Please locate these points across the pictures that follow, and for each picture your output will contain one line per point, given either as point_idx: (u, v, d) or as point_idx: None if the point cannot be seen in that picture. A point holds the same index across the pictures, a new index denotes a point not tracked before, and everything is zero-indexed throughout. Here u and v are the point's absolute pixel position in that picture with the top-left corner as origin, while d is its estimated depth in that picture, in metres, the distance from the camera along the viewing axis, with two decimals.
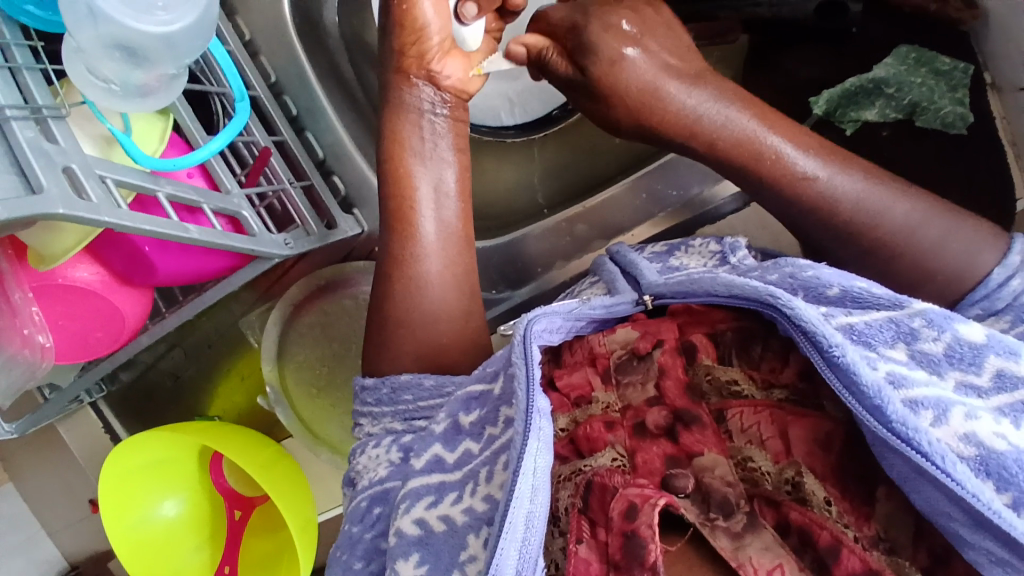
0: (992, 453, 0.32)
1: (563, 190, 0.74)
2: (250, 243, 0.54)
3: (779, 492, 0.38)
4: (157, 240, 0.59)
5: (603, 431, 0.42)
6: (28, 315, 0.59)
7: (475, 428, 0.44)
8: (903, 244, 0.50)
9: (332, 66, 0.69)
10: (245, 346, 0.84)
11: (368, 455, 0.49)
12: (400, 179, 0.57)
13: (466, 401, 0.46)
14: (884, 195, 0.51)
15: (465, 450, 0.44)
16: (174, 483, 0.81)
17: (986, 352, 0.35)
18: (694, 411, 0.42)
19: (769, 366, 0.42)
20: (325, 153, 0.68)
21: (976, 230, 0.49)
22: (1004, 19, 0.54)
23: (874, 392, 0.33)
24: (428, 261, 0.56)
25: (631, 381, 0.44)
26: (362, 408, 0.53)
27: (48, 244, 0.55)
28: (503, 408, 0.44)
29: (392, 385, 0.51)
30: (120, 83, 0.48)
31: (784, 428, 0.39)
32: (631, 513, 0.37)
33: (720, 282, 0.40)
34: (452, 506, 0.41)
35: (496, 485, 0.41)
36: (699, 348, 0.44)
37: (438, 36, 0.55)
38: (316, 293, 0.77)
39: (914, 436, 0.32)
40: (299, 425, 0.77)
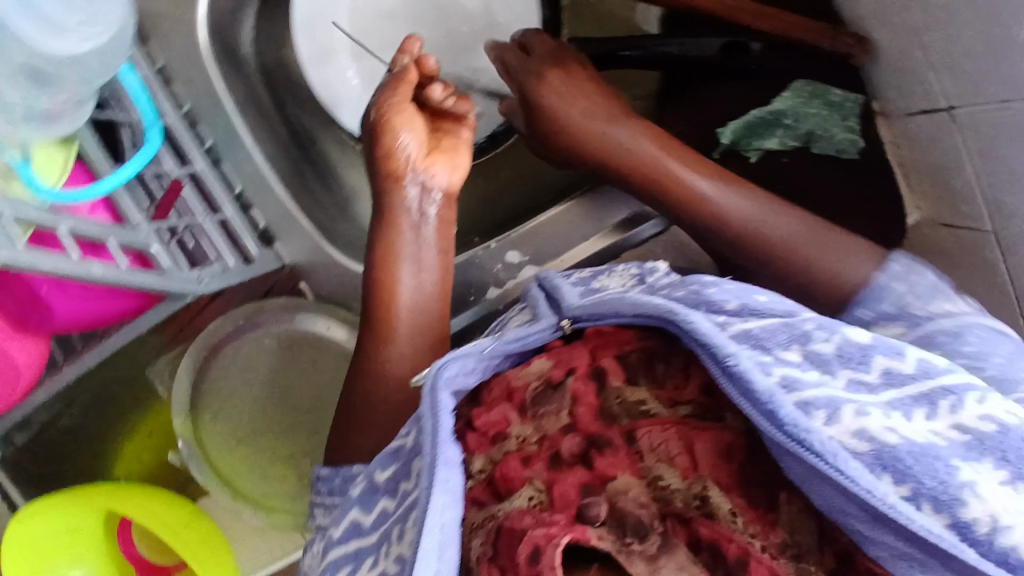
0: (885, 447, 0.33)
1: (494, 219, 0.74)
2: (164, 282, 0.52)
3: (688, 507, 0.39)
4: (52, 282, 0.56)
5: (520, 468, 0.40)
6: None
7: (390, 485, 0.42)
8: (808, 253, 0.56)
9: (251, 92, 0.66)
10: (154, 396, 0.77)
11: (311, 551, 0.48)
12: (376, 278, 0.56)
13: (384, 458, 0.43)
14: (763, 214, 0.57)
15: (382, 510, 0.41)
16: None
17: (873, 352, 0.37)
18: (607, 435, 0.41)
19: (672, 383, 0.43)
20: (243, 185, 0.67)
21: (856, 252, 0.55)
22: (893, 50, 0.56)
23: (767, 396, 0.34)
24: (400, 326, 0.56)
25: (547, 411, 0.42)
26: (318, 499, 0.51)
27: None
28: (416, 460, 0.40)
29: (344, 476, 0.49)
30: (24, 108, 0.46)
31: (690, 443, 0.40)
32: (536, 556, 0.34)
33: (625, 303, 0.41)
34: (368, 571, 0.39)
35: (406, 545, 0.37)
36: (608, 372, 0.43)
37: (417, 152, 0.57)
38: (233, 333, 0.72)
39: (806, 437, 0.33)
40: (213, 478, 0.72)
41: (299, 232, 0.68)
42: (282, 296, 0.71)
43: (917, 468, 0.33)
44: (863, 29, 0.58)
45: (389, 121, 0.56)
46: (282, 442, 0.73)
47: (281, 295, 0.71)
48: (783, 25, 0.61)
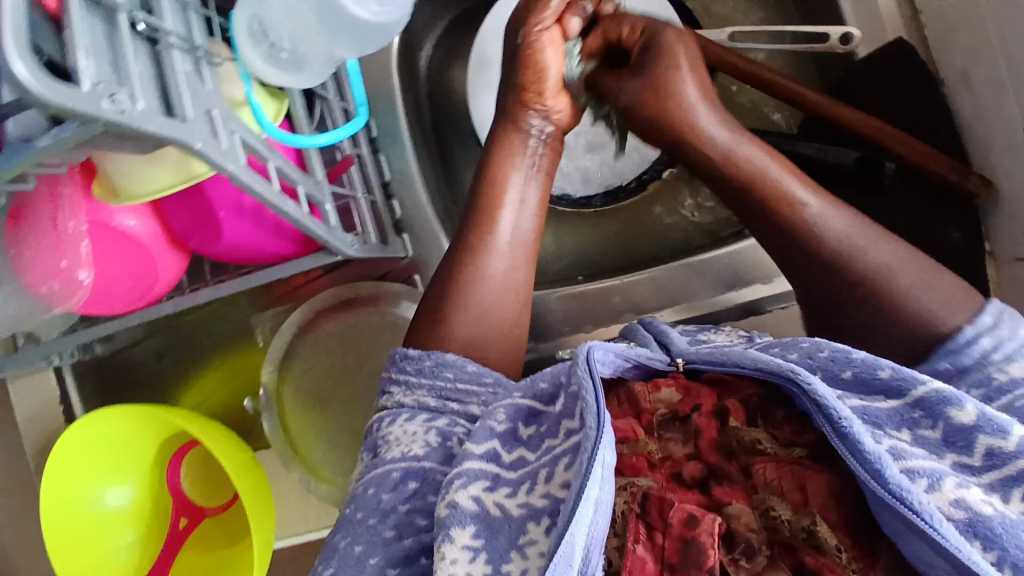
0: (980, 516, 0.37)
1: (596, 264, 0.80)
2: (328, 234, 0.58)
3: (795, 537, 0.42)
4: (233, 208, 0.59)
5: (645, 465, 0.46)
6: (75, 246, 0.56)
7: (533, 440, 0.48)
8: (903, 278, 0.51)
9: (416, 102, 0.77)
10: (240, 344, 0.81)
11: (403, 428, 0.52)
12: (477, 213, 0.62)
13: (524, 413, 0.49)
14: (867, 239, 0.52)
15: (521, 456, 0.47)
16: (126, 468, 0.75)
17: (976, 432, 0.41)
18: (726, 467, 0.45)
19: (789, 428, 0.46)
20: (392, 176, 0.73)
21: (956, 296, 0.50)
22: (1016, 200, 0.60)
23: (875, 458, 0.38)
24: (495, 259, 0.61)
25: (672, 437, 0.47)
26: (402, 376, 0.56)
27: (130, 180, 0.52)
28: (565, 421, 0.47)
29: (438, 360, 0.55)
30: (288, 52, 0.50)
31: (803, 482, 0.43)
32: (691, 521, 0.42)
33: (749, 357, 0.45)
34: (506, 498, 0.45)
35: (556, 485, 0.44)
36: (731, 411, 0.47)
37: (554, 79, 0.62)
38: (341, 306, 0.76)
39: (908, 496, 0.37)
40: (282, 436, 0.75)
41: (427, 228, 0.74)
42: (395, 283, 0.75)
43: (1005, 538, 0.37)
44: (990, 174, 0.62)
45: (533, 37, 0.61)
46: (357, 417, 0.75)
47: (394, 283, 0.75)
48: (913, 151, 0.63)
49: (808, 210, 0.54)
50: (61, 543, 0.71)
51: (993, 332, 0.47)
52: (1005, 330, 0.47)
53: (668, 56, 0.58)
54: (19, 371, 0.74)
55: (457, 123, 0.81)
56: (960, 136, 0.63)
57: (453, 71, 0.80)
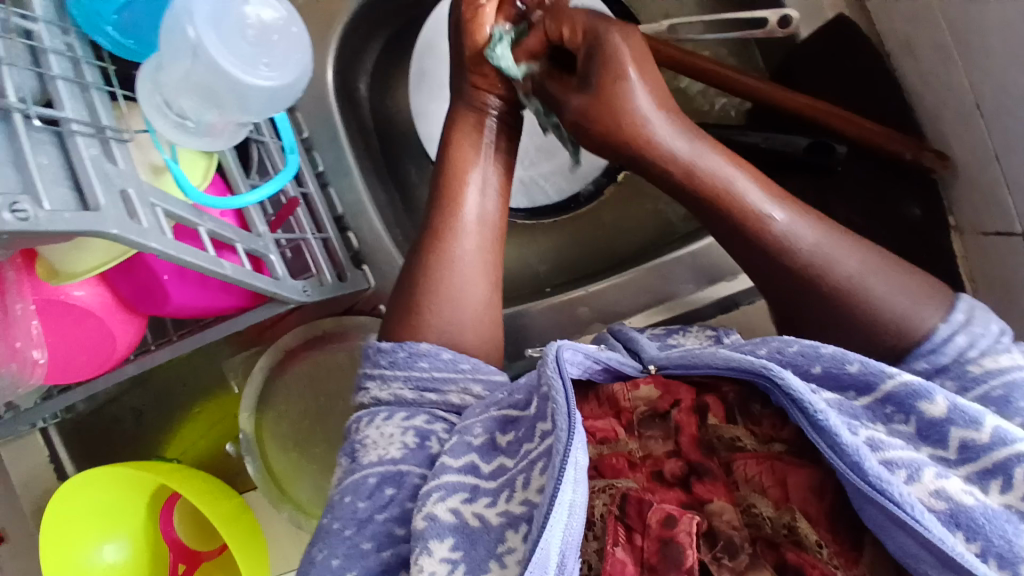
0: (961, 506, 0.35)
1: (564, 273, 0.79)
2: (275, 287, 0.57)
3: (778, 534, 0.41)
4: (177, 269, 0.58)
5: (626, 465, 0.46)
6: (25, 327, 0.56)
7: (511, 446, 0.47)
8: (877, 283, 0.48)
9: (360, 129, 0.75)
10: (218, 390, 0.81)
11: (379, 429, 0.51)
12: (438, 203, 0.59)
13: (501, 422, 0.48)
14: (833, 247, 0.49)
15: (501, 464, 0.46)
16: (120, 525, 0.76)
17: (947, 426, 0.38)
18: (708, 464, 0.45)
19: (769, 423, 0.44)
20: (344, 210, 0.72)
21: (922, 295, 0.48)
22: (973, 170, 0.56)
23: (853, 450, 0.36)
24: (465, 239, 0.58)
25: (653, 435, 0.46)
26: (377, 370, 0.54)
27: (69, 260, 0.53)
28: (540, 424, 0.45)
29: (410, 351, 0.54)
30: (193, 120, 0.50)
31: (784, 478, 0.42)
32: (670, 522, 0.41)
33: (719, 357, 0.43)
34: (485, 507, 0.44)
35: (533, 490, 0.43)
36: (711, 407, 0.46)
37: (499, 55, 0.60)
38: (311, 343, 0.76)
39: (887, 486, 0.35)
40: (266, 477, 0.76)
41: (385, 257, 0.73)
42: (360, 315, 0.75)
43: (989, 527, 0.34)
44: (945, 148, 0.58)
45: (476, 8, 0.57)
46: (334, 453, 0.76)
47: (359, 315, 0.75)
48: (865, 133, 0.61)
49: (776, 225, 0.49)
50: None
51: (967, 328, 0.46)
52: (978, 325, 0.46)
53: (610, 77, 0.52)
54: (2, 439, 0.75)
55: (407, 144, 0.80)
56: (911, 110, 0.61)
57: (396, 93, 0.79)
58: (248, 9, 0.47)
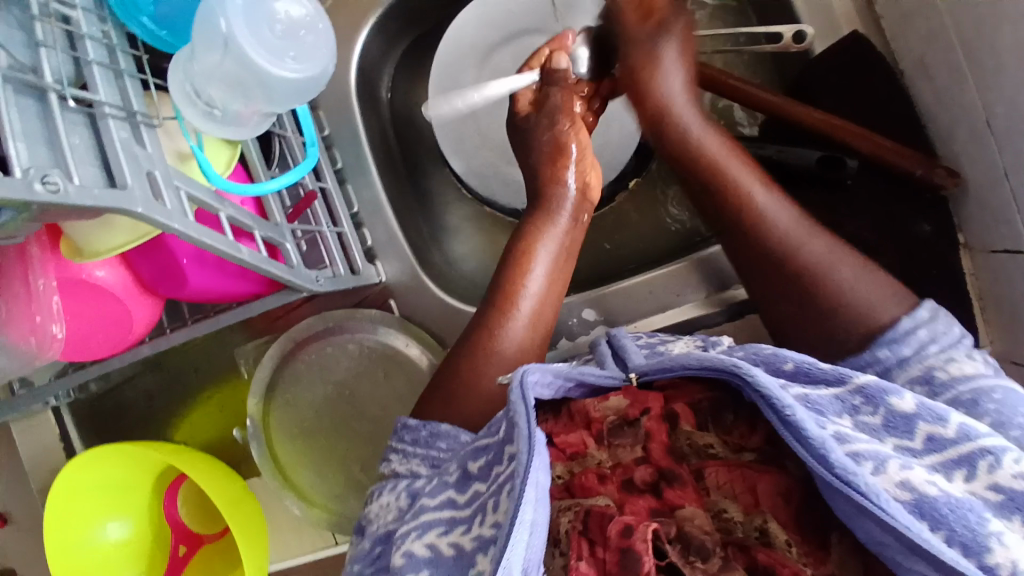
0: (924, 497, 0.36)
1: (572, 276, 0.79)
2: (289, 274, 0.58)
3: (748, 537, 0.41)
4: (195, 254, 0.59)
5: (597, 483, 0.45)
6: (46, 302, 0.58)
7: (482, 472, 0.46)
8: (842, 273, 0.54)
9: (380, 128, 0.77)
10: (228, 377, 0.82)
11: (383, 500, 0.52)
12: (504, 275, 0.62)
13: (475, 451, 0.47)
14: (799, 232, 0.57)
15: (475, 491, 0.45)
16: (129, 500, 0.78)
17: (916, 420, 0.40)
18: (677, 469, 0.45)
19: (738, 432, 0.44)
20: (360, 207, 0.74)
21: (883, 292, 0.53)
22: (985, 190, 0.57)
23: (820, 443, 0.36)
24: (524, 304, 0.61)
25: (621, 443, 0.46)
26: (400, 445, 0.55)
27: (93, 239, 0.54)
28: (506, 448, 0.44)
29: (432, 431, 0.55)
30: (220, 110, 0.51)
31: (754, 484, 0.43)
32: (627, 531, 0.41)
33: (692, 358, 0.43)
34: (460, 536, 0.43)
35: (501, 513, 0.41)
36: (680, 415, 0.46)
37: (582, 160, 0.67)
38: (320, 334, 0.77)
39: (854, 478, 0.35)
40: (271, 463, 0.77)
41: (398, 253, 0.74)
42: (371, 308, 0.76)
43: (951, 518, 0.35)
44: (956, 164, 0.60)
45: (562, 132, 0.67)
46: (339, 443, 0.77)
47: (370, 307, 0.76)
48: (879, 148, 0.62)
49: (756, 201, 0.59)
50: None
51: (928, 324, 0.50)
52: (938, 323, 0.51)
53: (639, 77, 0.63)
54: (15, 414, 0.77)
55: (423, 145, 0.82)
56: (924, 128, 0.62)
57: (416, 94, 0.81)
58: (279, 5, 0.49)
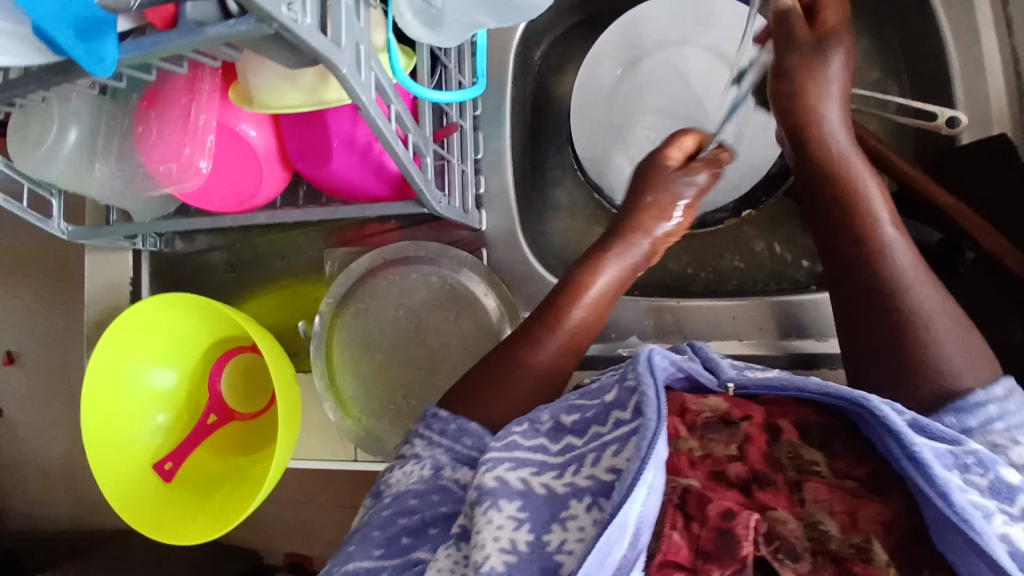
0: (1022, 552, 0.39)
1: (656, 284, 0.81)
2: (422, 185, 0.61)
3: (843, 551, 0.42)
4: (345, 140, 0.63)
5: (686, 465, 0.48)
6: (201, 137, 0.61)
7: (578, 427, 0.51)
8: (944, 326, 0.52)
9: (523, 91, 0.81)
10: (307, 274, 0.86)
11: (405, 472, 0.56)
12: (574, 279, 0.66)
13: (568, 407, 0.53)
14: (912, 276, 0.55)
15: (568, 443, 0.50)
16: (182, 353, 0.82)
17: (1019, 492, 0.42)
18: (772, 476, 0.46)
19: (845, 461, 0.46)
20: (484, 155, 0.77)
21: (976, 355, 0.51)
22: None
23: (944, 482, 0.40)
24: (577, 311, 0.64)
25: (715, 437, 0.48)
26: (427, 432, 0.58)
27: (271, 93, 0.58)
28: (615, 411, 0.50)
29: (461, 425, 0.57)
30: (435, 9, 0.56)
31: (854, 509, 0.44)
32: (728, 514, 0.43)
33: (812, 384, 0.47)
34: (553, 479, 0.47)
35: (603, 468, 0.47)
36: (783, 430, 0.48)
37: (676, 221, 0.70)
38: (411, 260, 0.79)
39: (973, 520, 0.39)
40: (324, 363, 0.80)
41: (504, 208, 0.77)
42: (464, 252, 0.77)
43: None
44: None
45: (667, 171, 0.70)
46: (392, 366, 0.79)
47: (463, 251, 0.77)
48: (997, 245, 0.63)
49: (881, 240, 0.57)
50: (98, 409, 0.75)
51: (1000, 401, 0.48)
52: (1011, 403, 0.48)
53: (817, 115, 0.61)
54: (104, 243, 0.81)
55: (554, 120, 0.85)
56: None
57: (563, 73, 0.85)
58: None
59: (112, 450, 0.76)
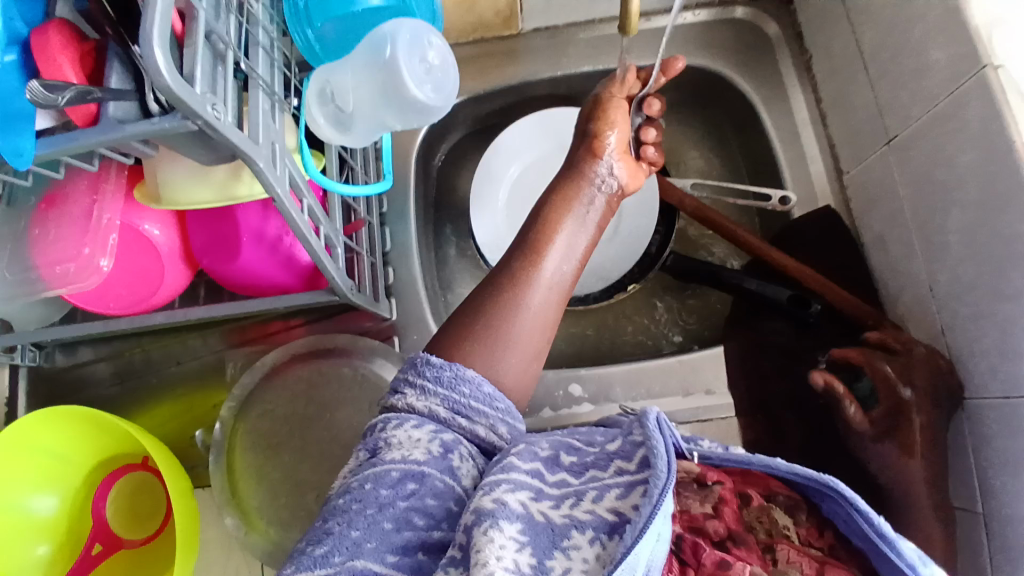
0: None
1: (561, 359, 0.86)
2: (334, 274, 0.63)
3: None
4: (254, 234, 0.65)
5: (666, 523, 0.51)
6: (103, 237, 0.60)
7: (574, 467, 0.51)
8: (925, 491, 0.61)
9: (424, 191, 0.88)
10: (208, 377, 0.83)
11: (407, 433, 0.52)
12: (535, 236, 0.65)
13: (567, 446, 0.53)
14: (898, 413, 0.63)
15: (563, 478, 0.50)
16: (65, 475, 0.74)
17: None
18: (745, 535, 0.50)
19: (807, 527, 0.50)
20: (392, 248, 0.81)
21: None
22: None
23: (896, 543, 0.43)
24: (539, 289, 0.62)
25: (693, 496, 0.52)
26: (418, 379, 0.55)
27: (177, 190, 0.59)
28: (617, 460, 0.50)
29: (456, 375, 0.55)
30: (344, 112, 0.61)
31: (821, 567, 0.47)
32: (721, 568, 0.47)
33: (779, 463, 0.46)
34: (549, 508, 0.47)
35: (607, 507, 0.46)
36: (752, 496, 0.52)
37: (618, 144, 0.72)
38: (318, 355, 0.78)
39: None
40: (224, 473, 0.75)
41: (413, 296, 0.81)
42: (373, 341, 0.77)
43: None
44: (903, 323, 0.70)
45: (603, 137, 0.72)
46: (302, 468, 0.75)
47: (372, 340, 0.77)
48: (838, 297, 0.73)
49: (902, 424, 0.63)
50: None
51: None
52: None
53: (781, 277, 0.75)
54: None
55: (454, 217, 0.92)
56: (880, 290, 0.73)
57: (459, 176, 0.94)
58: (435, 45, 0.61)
59: None
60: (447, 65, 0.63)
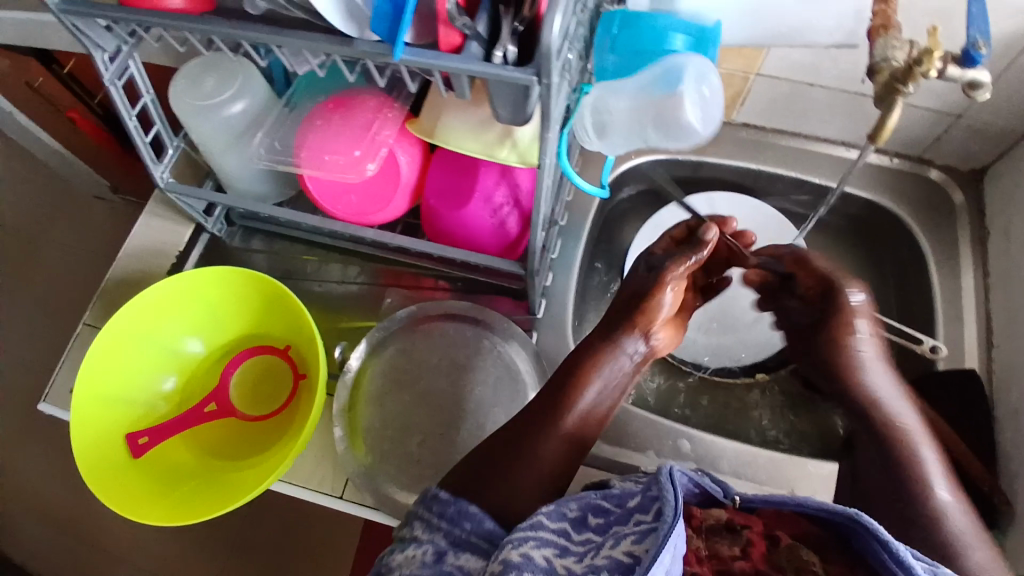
0: None
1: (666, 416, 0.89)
2: (537, 254, 0.67)
3: None
4: (487, 194, 0.72)
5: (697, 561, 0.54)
6: (376, 146, 0.68)
7: (599, 525, 0.54)
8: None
9: (597, 222, 0.95)
10: (355, 304, 0.89)
11: (404, 554, 0.55)
12: (578, 364, 0.69)
13: (596, 508, 0.56)
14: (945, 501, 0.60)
15: (589, 536, 0.53)
16: (211, 331, 0.81)
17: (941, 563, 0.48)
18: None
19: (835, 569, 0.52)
20: (558, 258, 0.88)
21: None
22: None
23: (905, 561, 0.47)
24: (587, 398, 0.68)
25: (720, 539, 0.55)
26: (425, 514, 0.58)
27: (459, 135, 0.65)
28: (639, 513, 0.53)
29: (460, 508, 0.57)
30: (607, 123, 0.69)
31: None
32: None
33: (815, 505, 0.51)
34: (574, 561, 0.50)
35: (623, 550, 0.50)
36: (781, 538, 0.55)
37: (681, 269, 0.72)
38: (466, 318, 0.85)
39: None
40: (352, 391, 0.81)
41: (562, 306, 0.87)
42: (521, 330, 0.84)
43: None
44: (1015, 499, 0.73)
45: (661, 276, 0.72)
46: (418, 413, 0.80)
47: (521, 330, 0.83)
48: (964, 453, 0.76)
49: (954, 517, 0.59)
50: (111, 346, 0.74)
51: None
52: None
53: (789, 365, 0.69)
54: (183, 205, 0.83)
55: (608, 256, 0.99)
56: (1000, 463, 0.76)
57: (623, 224, 1.01)
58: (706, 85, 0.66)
59: (105, 389, 0.74)
60: (720, 99, 0.68)
